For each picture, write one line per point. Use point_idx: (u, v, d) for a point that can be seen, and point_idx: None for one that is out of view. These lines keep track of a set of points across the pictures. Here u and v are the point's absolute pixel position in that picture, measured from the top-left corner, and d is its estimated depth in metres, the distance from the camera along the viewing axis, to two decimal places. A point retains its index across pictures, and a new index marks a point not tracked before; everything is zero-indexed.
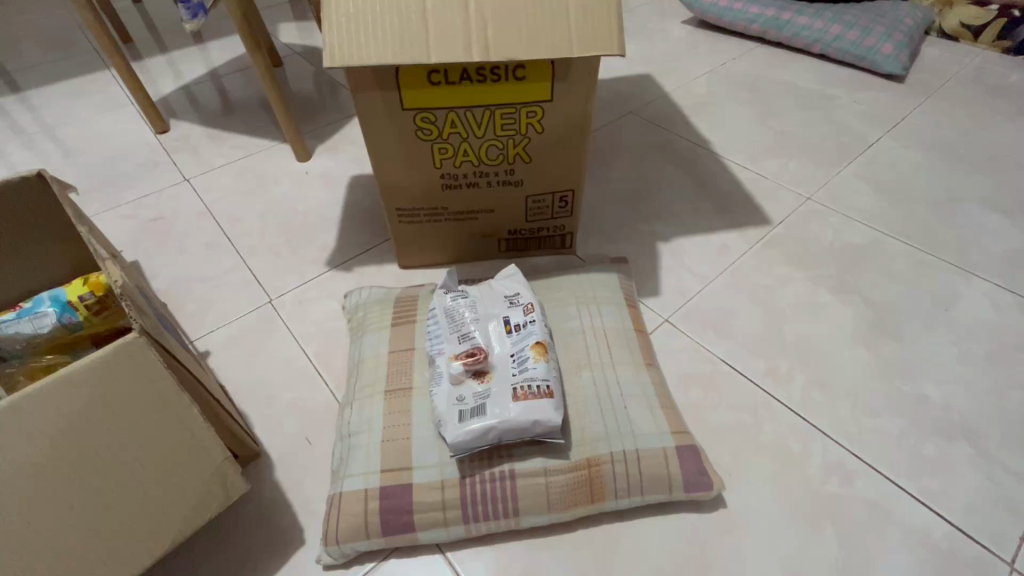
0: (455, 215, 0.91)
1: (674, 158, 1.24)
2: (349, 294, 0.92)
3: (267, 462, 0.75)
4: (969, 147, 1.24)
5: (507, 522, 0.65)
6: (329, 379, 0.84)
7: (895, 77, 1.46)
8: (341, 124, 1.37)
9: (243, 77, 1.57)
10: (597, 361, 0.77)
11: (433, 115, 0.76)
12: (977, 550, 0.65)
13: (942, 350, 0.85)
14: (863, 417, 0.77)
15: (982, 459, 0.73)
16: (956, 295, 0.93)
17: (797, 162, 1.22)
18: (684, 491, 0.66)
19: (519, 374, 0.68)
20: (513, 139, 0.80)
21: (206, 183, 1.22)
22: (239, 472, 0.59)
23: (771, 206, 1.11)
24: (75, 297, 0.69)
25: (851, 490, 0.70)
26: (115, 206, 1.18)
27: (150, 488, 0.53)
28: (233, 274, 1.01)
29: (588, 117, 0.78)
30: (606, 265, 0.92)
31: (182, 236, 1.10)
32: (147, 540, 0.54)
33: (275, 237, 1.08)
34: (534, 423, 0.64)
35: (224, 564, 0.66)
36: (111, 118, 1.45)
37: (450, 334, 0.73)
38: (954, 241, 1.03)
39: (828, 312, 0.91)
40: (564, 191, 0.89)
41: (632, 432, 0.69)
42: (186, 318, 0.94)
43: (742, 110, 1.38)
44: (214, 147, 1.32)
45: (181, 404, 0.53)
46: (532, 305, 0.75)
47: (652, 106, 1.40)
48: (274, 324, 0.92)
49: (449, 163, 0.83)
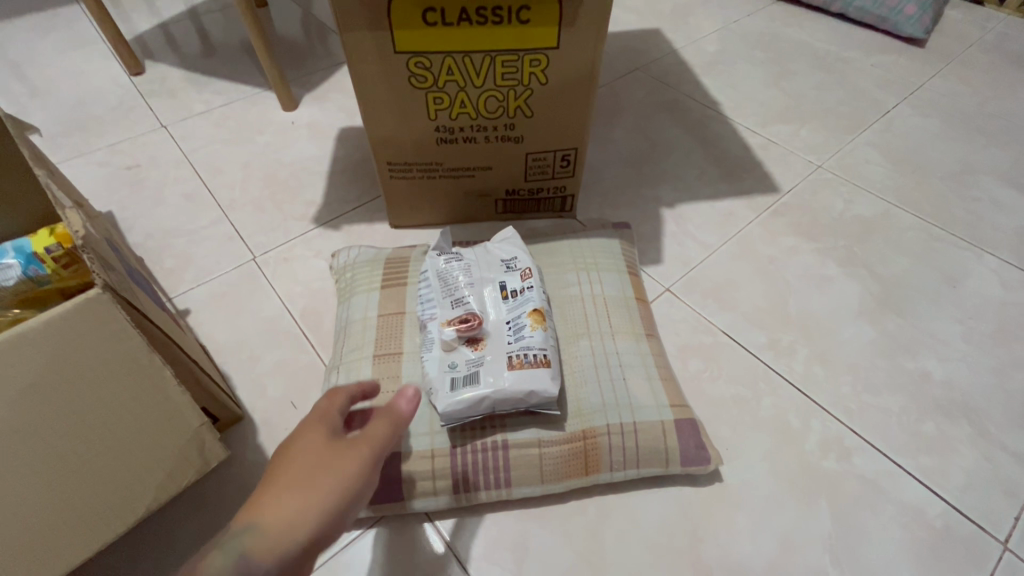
0: (450, 172, 0.86)
1: (682, 119, 1.18)
2: (338, 253, 0.87)
3: (249, 426, 0.72)
4: (987, 118, 1.19)
5: (498, 492, 0.63)
6: (315, 341, 0.80)
7: (916, 41, 1.39)
8: (329, 72, 1.28)
9: (224, 16, 1.46)
10: (596, 329, 0.74)
11: (428, 60, 0.70)
12: (972, 529, 0.65)
13: (948, 328, 0.83)
14: (865, 394, 0.76)
15: (981, 439, 0.72)
16: (965, 272, 0.90)
17: (809, 128, 1.16)
18: (681, 465, 0.65)
19: (514, 343, 0.64)
20: (514, 91, 0.74)
21: (185, 131, 1.14)
22: (217, 437, 0.56)
23: (779, 174, 1.06)
24: (41, 249, 0.64)
25: (849, 466, 0.69)
26: (87, 152, 1.11)
27: (123, 453, 0.50)
28: (214, 228, 0.96)
29: (595, 69, 0.72)
30: (607, 231, 0.87)
31: (159, 186, 1.03)
32: (122, 506, 0.51)
33: (259, 191, 1.02)
34: (530, 394, 0.61)
35: (206, 529, 0.64)
36: (81, 56, 1.34)
37: (442, 298, 0.69)
38: (966, 215, 0.99)
39: (834, 285, 0.88)
40: (566, 149, 0.83)
41: (630, 403, 0.67)
42: (164, 273, 0.90)
43: (754, 71, 1.31)
44: (193, 92, 1.24)
45: (153, 367, 0.50)
46: (530, 270, 0.71)
47: (661, 63, 1.33)
48: (257, 283, 0.88)
49: (445, 114, 0.77)
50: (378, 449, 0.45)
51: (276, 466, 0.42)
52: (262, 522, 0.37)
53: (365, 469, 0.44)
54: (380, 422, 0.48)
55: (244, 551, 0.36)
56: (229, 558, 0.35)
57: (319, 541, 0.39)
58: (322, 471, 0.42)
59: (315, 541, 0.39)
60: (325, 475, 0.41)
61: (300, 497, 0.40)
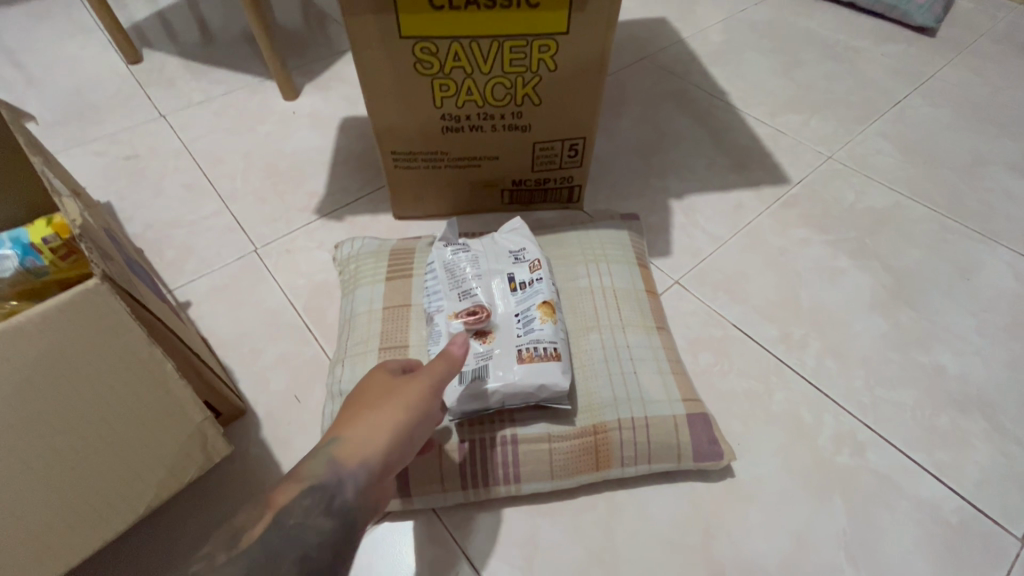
0: (455, 161, 0.84)
1: (689, 108, 1.16)
2: (341, 244, 0.86)
3: (253, 421, 0.71)
4: (999, 108, 1.17)
5: (507, 487, 0.62)
6: (319, 334, 0.79)
7: (926, 30, 1.37)
8: (330, 61, 1.25)
9: (222, 3, 1.43)
10: (606, 322, 0.73)
11: (434, 45, 0.68)
12: (988, 525, 0.64)
13: (962, 321, 0.82)
14: (878, 388, 0.74)
15: (997, 434, 0.71)
16: (978, 264, 0.89)
17: (818, 118, 1.14)
18: (693, 460, 0.63)
19: (524, 336, 0.63)
20: (522, 78, 0.72)
21: (184, 121, 1.12)
22: (219, 432, 0.55)
23: (789, 165, 1.04)
24: (39, 239, 0.62)
25: (863, 461, 0.68)
26: (84, 142, 1.09)
27: (123, 450, 0.49)
28: (214, 219, 0.94)
29: (606, 56, 0.70)
30: (616, 222, 0.86)
31: (158, 176, 1.02)
32: (122, 503, 0.50)
33: (260, 182, 1.00)
34: (540, 388, 0.60)
35: (210, 525, 0.63)
36: (78, 45, 1.32)
37: (449, 290, 0.68)
38: (979, 207, 0.97)
39: (846, 277, 0.87)
40: (574, 138, 0.81)
41: (641, 397, 0.66)
42: (165, 265, 0.88)
43: (762, 60, 1.28)
44: (192, 81, 1.22)
45: (153, 360, 0.49)
46: (539, 261, 0.70)
47: (668, 52, 1.30)
48: (259, 275, 0.86)
49: (451, 102, 0.75)
50: (427, 384, 0.55)
51: (353, 401, 0.55)
52: (345, 437, 0.51)
53: (416, 400, 0.54)
54: (431, 365, 0.57)
55: (332, 457, 0.49)
56: (325, 461, 0.49)
57: (388, 451, 0.51)
58: (387, 402, 0.53)
59: (383, 450, 0.51)
60: (385, 405, 0.53)
61: (368, 421, 0.52)
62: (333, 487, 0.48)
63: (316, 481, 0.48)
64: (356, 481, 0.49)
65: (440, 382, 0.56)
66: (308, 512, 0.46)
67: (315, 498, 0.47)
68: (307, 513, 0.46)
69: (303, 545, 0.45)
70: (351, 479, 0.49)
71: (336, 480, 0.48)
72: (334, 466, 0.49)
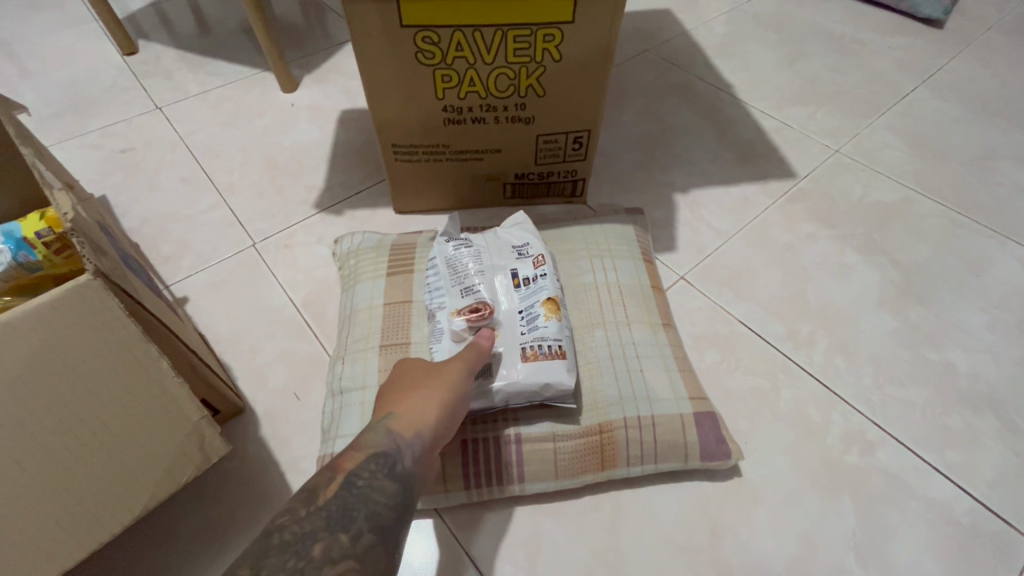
0: (457, 155, 0.82)
1: (694, 101, 1.14)
2: (341, 239, 0.84)
3: (252, 419, 0.70)
4: (1009, 100, 1.15)
5: (511, 488, 0.61)
6: (319, 330, 0.78)
7: (934, 22, 1.35)
8: (328, 53, 1.23)
9: None
10: (611, 318, 0.71)
11: (436, 34, 0.66)
12: (1000, 526, 0.63)
13: (972, 318, 0.80)
14: (887, 386, 0.73)
15: (1008, 432, 0.69)
16: (989, 260, 0.87)
17: (825, 111, 1.12)
18: (701, 460, 0.62)
19: (528, 334, 0.62)
20: (526, 68, 0.70)
21: (180, 113, 1.10)
22: (217, 431, 0.53)
23: (796, 159, 1.03)
24: (31, 234, 0.61)
25: (872, 460, 0.67)
26: (80, 135, 1.07)
27: (118, 449, 0.48)
28: (212, 213, 0.93)
29: (612, 45, 0.68)
30: (621, 217, 0.84)
31: (154, 170, 1.00)
32: (117, 506, 0.48)
33: (258, 175, 0.98)
34: (545, 387, 0.59)
35: (209, 524, 0.62)
36: (72, 35, 1.30)
37: (451, 287, 0.66)
38: (989, 202, 0.96)
39: (853, 273, 0.85)
40: (579, 131, 0.80)
41: (647, 396, 0.65)
42: (161, 260, 0.87)
43: (768, 52, 1.26)
44: (189, 72, 1.20)
45: (148, 357, 0.47)
46: (543, 257, 0.68)
47: (672, 44, 1.28)
48: (258, 270, 0.85)
49: (453, 93, 0.73)
50: (464, 366, 0.57)
51: (394, 383, 0.56)
52: (398, 412, 0.52)
53: (457, 378, 0.56)
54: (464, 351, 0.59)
55: (389, 429, 0.49)
56: (383, 433, 0.49)
57: (437, 424, 0.52)
58: (432, 382, 0.55)
59: (434, 424, 0.52)
60: (433, 385, 0.55)
61: (417, 397, 0.53)
62: (394, 454, 0.47)
63: (377, 449, 0.47)
64: (413, 451, 0.48)
65: (475, 365, 0.58)
66: (375, 475, 0.44)
67: (379, 463, 0.46)
68: (374, 475, 0.44)
69: (374, 504, 0.42)
70: (408, 448, 0.48)
71: (396, 449, 0.48)
72: (391, 436, 0.49)
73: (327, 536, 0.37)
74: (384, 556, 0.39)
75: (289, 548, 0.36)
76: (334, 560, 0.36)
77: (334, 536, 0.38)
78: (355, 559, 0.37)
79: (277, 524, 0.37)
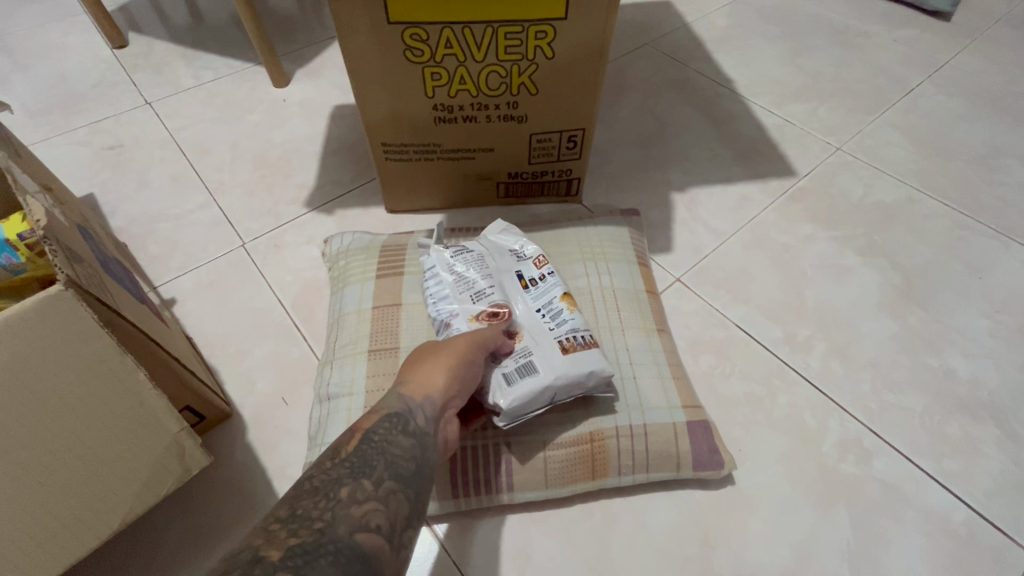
0: (449, 153, 0.80)
1: (693, 97, 1.11)
2: (331, 238, 0.83)
3: (239, 424, 0.69)
4: (1015, 96, 1.12)
5: (499, 496, 0.60)
6: (308, 333, 0.76)
7: (941, 14, 1.32)
8: (321, 46, 1.21)
9: None
10: (606, 324, 0.70)
11: (424, 31, 0.64)
12: (998, 538, 0.61)
13: (974, 322, 0.79)
14: (885, 392, 0.72)
15: (1008, 441, 0.68)
16: (992, 262, 0.85)
17: (827, 107, 1.10)
18: (693, 470, 0.61)
19: (558, 327, 0.62)
20: (518, 66, 0.69)
21: (170, 109, 1.09)
22: (197, 442, 0.52)
23: (796, 157, 1.01)
24: (14, 235, 0.59)
25: (868, 469, 0.66)
26: (68, 131, 1.05)
27: (95, 461, 0.47)
28: (201, 212, 0.91)
29: (606, 43, 0.66)
30: (616, 218, 0.82)
31: (143, 167, 0.98)
32: (94, 520, 0.47)
33: (248, 173, 0.96)
34: (590, 375, 0.58)
35: (195, 531, 0.61)
36: (61, 28, 1.28)
37: (460, 295, 0.64)
38: (993, 202, 0.94)
39: (853, 275, 0.84)
40: (573, 130, 0.78)
41: (640, 404, 0.63)
42: (149, 260, 0.85)
43: (770, 46, 1.24)
44: (179, 66, 1.17)
45: (124, 368, 0.46)
46: (542, 258, 0.68)
47: (671, 37, 1.26)
48: (246, 271, 0.83)
49: (443, 91, 0.71)
50: (475, 338, 0.56)
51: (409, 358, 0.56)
52: (409, 379, 0.51)
53: (468, 348, 0.55)
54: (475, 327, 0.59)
55: (399, 394, 0.49)
56: (394, 397, 0.49)
57: (449, 389, 0.51)
58: (442, 350, 0.54)
59: (445, 387, 0.51)
60: (443, 352, 0.54)
61: (428, 365, 0.53)
62: (405, 414, 0.47)
63: (389, 410, 0.47)
64: (425, 412, 0.48)
65: (486, 339, 0.57)
66: (390, 432, 0.44)
67: (392, 422, 0.45)
68: (387, 433, 0.44)
69: (389, 456, 0.42)
70: (420, 409, 0.48)
71: (407, 409, 0.47)
72: (402, 399, 0.48)
73: (351, 482, 0.38)
74: (406, 504, 0.39)
75: (319, 491, 0.37)
76: (361, 501, 0.37)
77: (357, 482, 0.38)
78: (378, 501, 0.38)
79: (306, 475, 0.39)
